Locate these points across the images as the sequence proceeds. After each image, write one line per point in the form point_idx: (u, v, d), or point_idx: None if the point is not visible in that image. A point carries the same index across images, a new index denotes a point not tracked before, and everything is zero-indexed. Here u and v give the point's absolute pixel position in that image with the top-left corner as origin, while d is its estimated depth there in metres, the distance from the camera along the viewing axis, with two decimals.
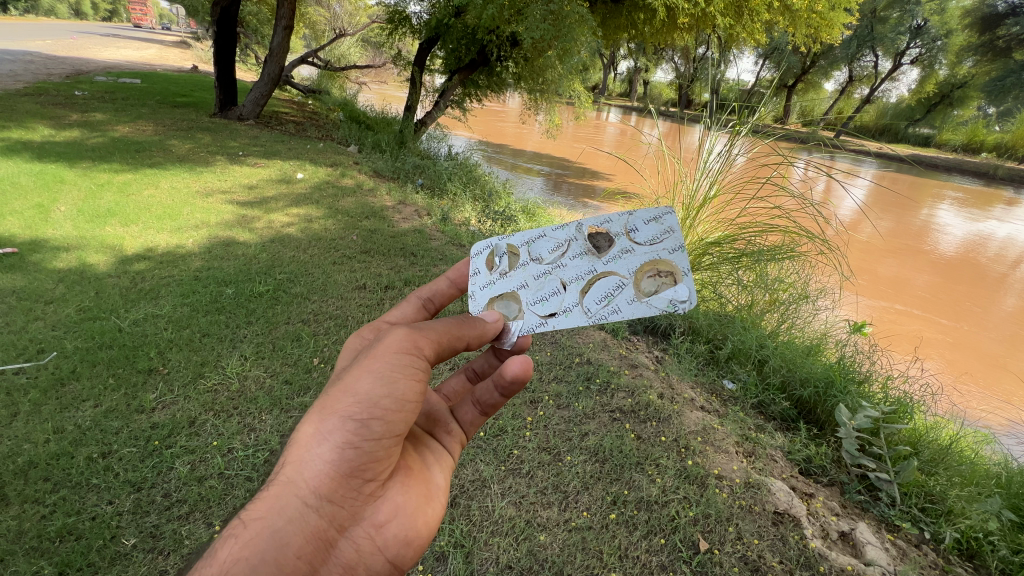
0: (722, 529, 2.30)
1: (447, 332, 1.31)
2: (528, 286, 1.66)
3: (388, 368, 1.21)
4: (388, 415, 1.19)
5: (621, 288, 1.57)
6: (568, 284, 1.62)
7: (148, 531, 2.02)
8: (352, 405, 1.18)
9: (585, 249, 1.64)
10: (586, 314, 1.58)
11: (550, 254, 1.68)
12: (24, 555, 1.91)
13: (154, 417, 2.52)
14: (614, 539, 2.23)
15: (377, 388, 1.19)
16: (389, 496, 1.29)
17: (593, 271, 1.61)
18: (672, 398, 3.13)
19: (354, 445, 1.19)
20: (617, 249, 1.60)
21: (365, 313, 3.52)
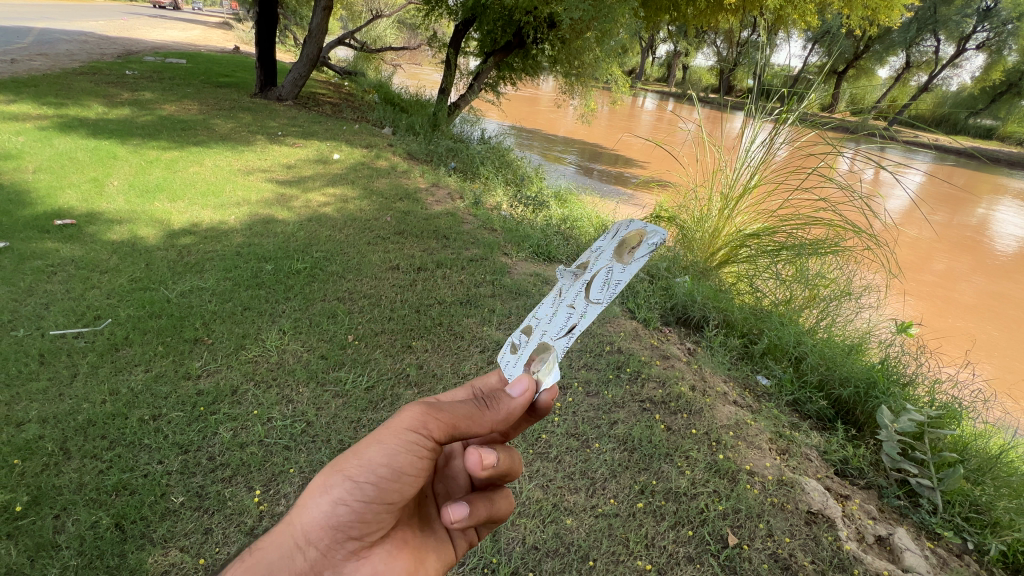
0: (753, 526, 2.26)
1: (460, 420, 1.14)
2: (547, 329, 1.29)
3: (393, 437, 1.09)
4: (385, 484, 1.08)
5: (610, 267, 1.22)
6: (573, 304, 1.27)
7: (195, 491, 2.12)
8: (352, 465, 1.08)
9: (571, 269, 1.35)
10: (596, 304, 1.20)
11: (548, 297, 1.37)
12: (84, 505, 2.02)
13: (200, 383, 2.64)
14: (641, 527, 2.22)
15: (379, 455, 1.07)
16: (374, 558, 1.09)
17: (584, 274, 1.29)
18: (704, 391, 3.09)
19: (348, 502, 1.08)
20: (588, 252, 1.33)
21: (398, 293, 3.61)
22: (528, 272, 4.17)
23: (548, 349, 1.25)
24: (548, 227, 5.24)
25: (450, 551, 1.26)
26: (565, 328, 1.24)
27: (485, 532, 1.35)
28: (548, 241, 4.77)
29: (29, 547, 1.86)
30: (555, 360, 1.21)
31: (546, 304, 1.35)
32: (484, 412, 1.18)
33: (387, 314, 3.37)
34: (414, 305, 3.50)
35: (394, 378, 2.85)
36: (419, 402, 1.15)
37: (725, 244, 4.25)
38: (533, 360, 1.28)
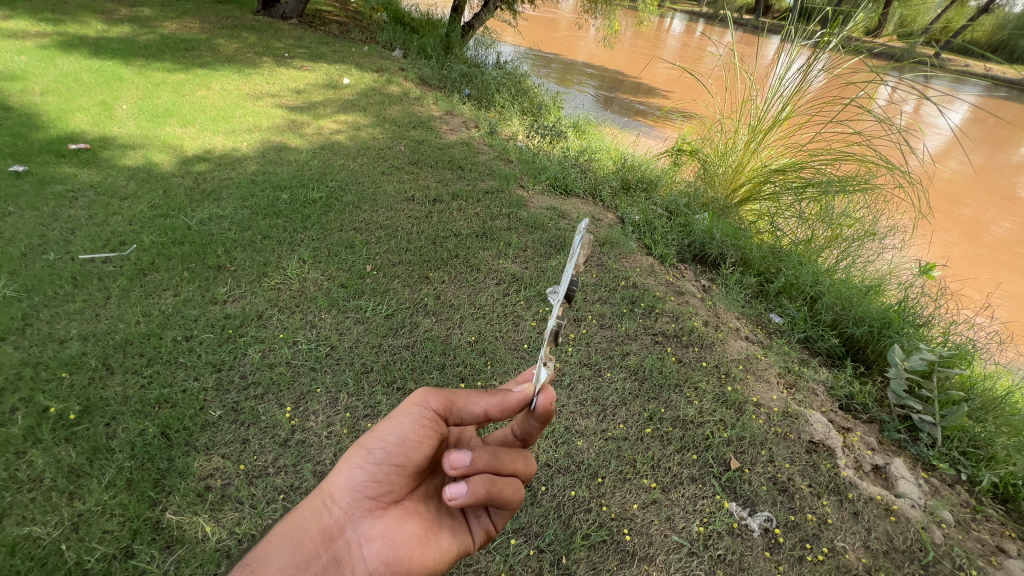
0: (755, 452, 2.38)
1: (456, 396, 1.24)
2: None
3: (399, 411, 1.20)
4: (392, 450, 1.16)
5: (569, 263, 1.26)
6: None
7: (231, 405, 2.26)
8: (367, 437, 1.19)
9: None
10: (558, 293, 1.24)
11: None
12: (132, 414, 2.15)
13: (227, 308, 2.74)
14: (648, 450, 2.34)
15: (388, 427, 1.18)
16: (387, 520, 1.16)
17: None
18: (716, 326, 3.13)
19: (363, 468, 1.17)
20: None
21: (414, 225, 3.60)
22: (544, 206, 4.11)
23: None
24: (566, 159, 5.07)
25: (466, 534, 1.24)
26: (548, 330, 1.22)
27: (503, 521, 1.29)
28: (566, 174, 4.64)
29: (86, 449, 1.99)
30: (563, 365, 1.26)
31: None
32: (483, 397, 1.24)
33: (404, 245, 3.38)
34: (430, 237, 3.49)
35: (413, 307, 2.92)
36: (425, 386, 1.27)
37: (748, 179, 4.11)
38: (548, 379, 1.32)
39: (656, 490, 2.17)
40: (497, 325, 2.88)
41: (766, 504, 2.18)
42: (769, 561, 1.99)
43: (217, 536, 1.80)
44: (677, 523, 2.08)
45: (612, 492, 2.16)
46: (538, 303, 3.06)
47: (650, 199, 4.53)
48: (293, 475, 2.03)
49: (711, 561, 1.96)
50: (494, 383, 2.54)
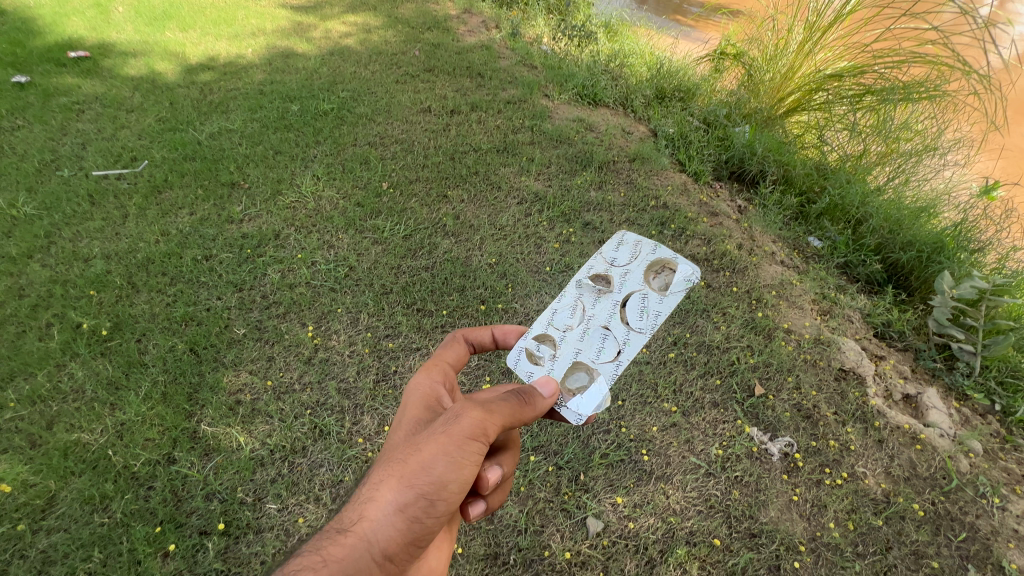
0: (782, 379, 2.32)
1: (509, 418, 1.14)
2: (581, 348, 1.51)
3: (460, 450, 1.07)
4: (456, 497, 1.07)
5: (647, 297, 1.57)
6: (609, 326, 1.55)
7: (254, 324, 2.29)
8: (423, 481, 1.04)
9: (596, 293, 1.60)
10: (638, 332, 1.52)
11: (575, 322, 1.56)
12: (161, 332, 2.19)
13: (244, 227, 2.69)
14: (671, 375, 2.30)
15: (450, 471, 1.06)
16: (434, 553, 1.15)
17: (615, 304, 1.58)
18: (751, 250, 2.95)
19: (419, 518, 1.04)
20: (617, 279, 1.62)
21: (432, 139, 3.38)
22: (570, 118, 3.79)
23: (591, 373, 1.47)
24: (596, 64, 4.60)
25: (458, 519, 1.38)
26: (609, 354, 1.50)
27: None
28: (595, 81, 4.22)
29: (120, 363, 2.05)
30: (599, 381, 1.46)
31: (574, 327, 1.55)
32: (526, 411, 1.18)
33: (421, 161, 3.20)
34: (448, 152, 3.29)
35: (431, 228, 2.81)
36: (473, 406, 1.11)
37: (797, 87, 3.65)
38: (567, 377, 1.48)
39: (676, 414, 2.16)
40: (519, 246, 2.77)
41: (788, 429, 2.15)
42: (786, 484, 1.99)
43: (250, 446, 1.88)
44: (696, 445, 2.08)
45: (631, 414, 2.16)
46: (562, 223, 2.92)
47: (686, 110, 4.14)
48: (318, 391, 2.09)
49: (728, 481, 1.98)
50: (515, 306, 2.48)
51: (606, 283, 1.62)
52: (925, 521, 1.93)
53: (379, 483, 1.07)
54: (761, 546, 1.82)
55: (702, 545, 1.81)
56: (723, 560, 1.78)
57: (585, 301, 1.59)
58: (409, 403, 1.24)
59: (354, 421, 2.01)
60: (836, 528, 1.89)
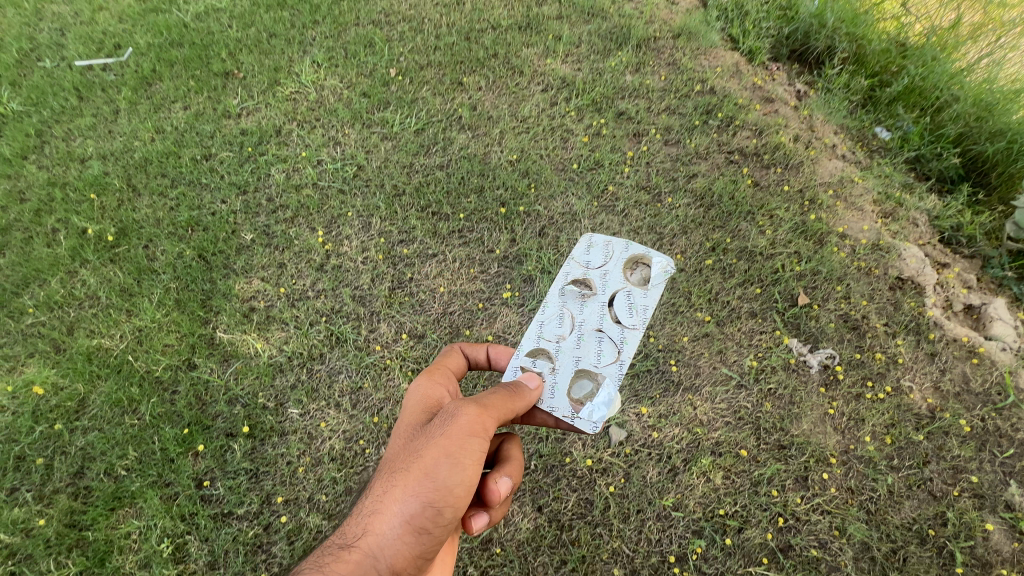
0: (829, 288, 2.11)
1: (504, 411, 1.09)
2: (580, 356, 1.39)
3: (463, 450, 1.00)
4: (463, 502, 0.99)
5: (631, 292, 1.47)
6: (602, 328, 1.42)
7: (262, 230, 2.17)
8: (427, 488, 0.97)
9: (580, 297, 1.47)
10: (633, 329, 1.42)
11: (568, 333, 1.42)
12: (167, 237, 2.10)
13: (242, 123, 2.46)
14: (707, 283, 2.10)
15: (454, 474, 0.98)
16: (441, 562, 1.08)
17: (603, 305, 1.46)
18: (809, 143, 2.57)
19: (427, 528, 0.97)
20: (596, 280, 1.51)
21: (444, 15, 2.93)
22: None
23: (595, 379, 1.36)
24: None
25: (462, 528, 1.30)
26: (609, 356, 1.39)
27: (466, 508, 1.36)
28: None
29: (131, 270, 1.99)
30: (606, 387, 1.34)
31: (566, 335, 1.42)
32: (517, 403, 1.14)
33: (433, 42, 2.80)
34: (463, 30, 2.86)
35: (445, 121, 2.52)
36: (468, 404, 1.05)
37: None
38: (571, 388, 1.35)
39: (709, 324, 2.01)
40: (543, 141, 2.47)
41: (831, 341, 1.99)
42: (823, 397, 1.88)
43: (268, 353, 1.86)
44: (728, 357, 1.95)
45: (661, 323, 2.01)
46: (592, 114, 2.57)
47: None
48: (333, 299, 2.01)
49: (760, 393, 1.88)
50: (538, 209, 2.27)
51: (587, 287, 1.50)
52: (970, 436, 1.82)
53: (383, 495, 1.00)
54: (790, 457, 1.76)
55: (728, 455, 1.76)
56: (749, 470, 1.74)
57: (569, 304, 1.46)
58: (407, 409, 1.14)
59: (370, 329, 1.96)
60: (872, 441, 1.80)
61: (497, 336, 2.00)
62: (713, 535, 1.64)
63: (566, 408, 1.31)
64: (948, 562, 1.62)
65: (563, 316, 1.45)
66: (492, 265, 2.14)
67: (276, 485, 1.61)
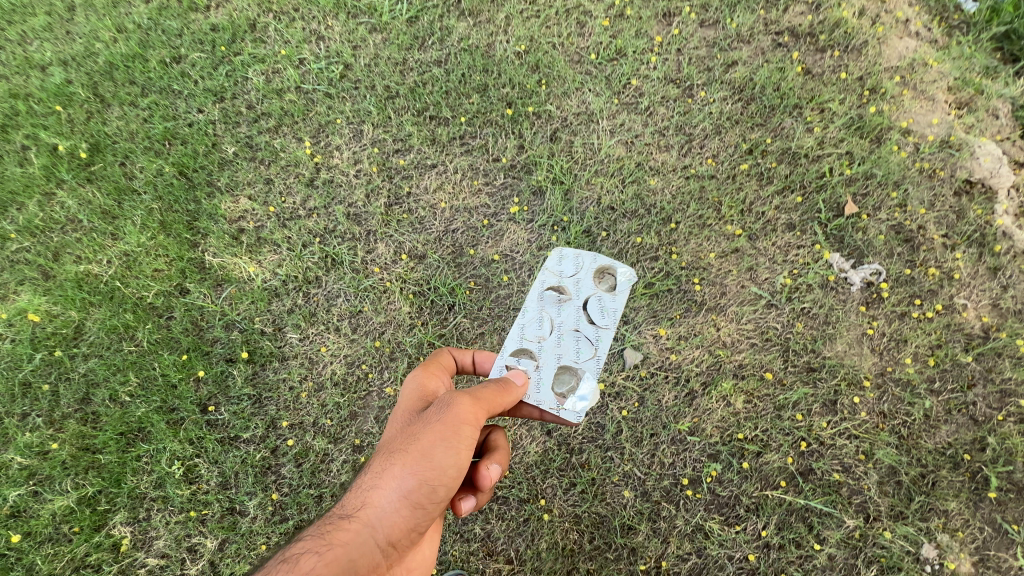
0: (883, 195, 1.84)
1: (495, 404, 1.06)
2: (559, 354, 1.36)
3: (458, 435, 0.96)
4: (457, 484, 0.96)
5: (603, 295, 1.42)
6: (579, 328, 1.39)
7: (245, 142, 1.97)
8: (422, 467, 0.94)
9: (554, 301, 1.42)
10: (608, 326, 1.39)
11: (546, 333, 1.38)
12: (144, 153, 1.93)
13: (211, 17, 2.14)
14: (740, 191, 1.85)
15: (449, 456, 0.95)
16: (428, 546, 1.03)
17: (578, 307, 1.41)
18: (878, 15, 2.07)
19: (422, 506, 0.93)
20: (569, 285, 1.45)
21: None
22: None
23: (576, 374, 1.35)
24: None
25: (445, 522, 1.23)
26: (587, 352, 1.36)
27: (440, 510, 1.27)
28: None
29: (109, 190, 1.85)
30: (587, 382, 1.33)
31: (545, 336, 1.38)
32: (507, 397, 1.12)
33: None
34: None
35: (441, 5, 2.13)
36: (462, 393, 1.02)
37: None
38: (554, 383, 1.33)
39: (740, 239, 1.80)
40: (555, 26, 2.09)
41: (878, 255, 1.77)
42: (862, 317, 1.70)
43: (262, 277, 1.76)
44: (759, 274, 1.77)
45: (685, 239, 1.81)
46: None
47: None
48: (325, 217, 1.86)
49: (792, 313, 1.71)
50: (549, 109, 1.98)
51: (560, 292, 1.44)
52: None
53: (379, 473, 0.97)
54: (819, 381, 1.64)
55: (751, 379, 1.64)
56: (773, 394, 1.63)
57: (547, 306, 1.42)
58: (402, 399, 1.11)
59: (368, 250, 1.82)
60: (913, 364, 1.65)
61: (505, 255, 1.82)
62: (730, 459, 1.57)
63: (550, 403, 1.30)
64: (980, 487, 1.53)
65: (539, 321, 1.40)
66: (497, 176, 1.92)
67: (280, 410, 1.59)
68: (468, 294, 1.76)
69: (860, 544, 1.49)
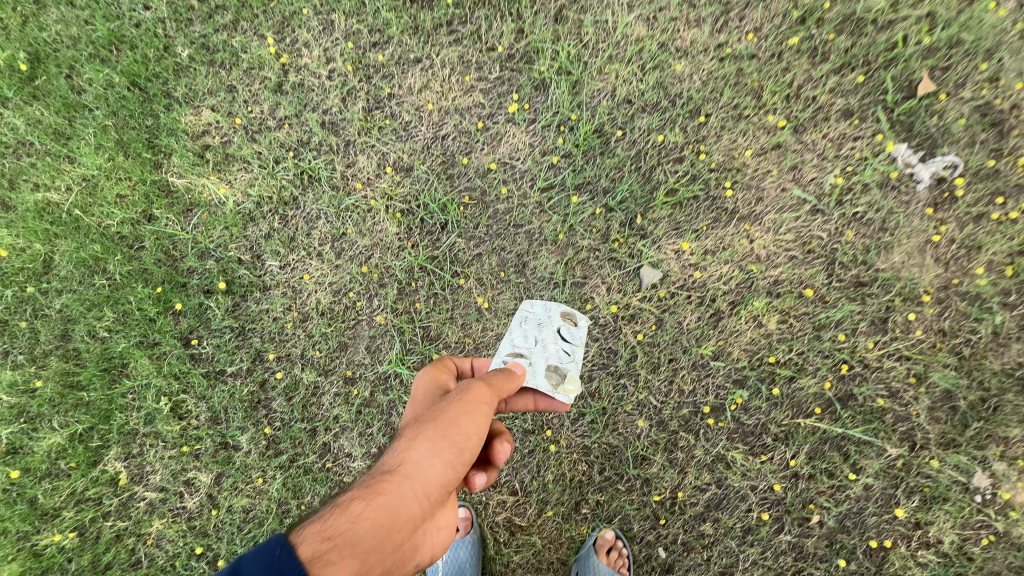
0: (970, 67, 1.44)
1: (508, 386, 1.01)
2: (543, 357, 1.26)
3: (482, 407, 0.91)
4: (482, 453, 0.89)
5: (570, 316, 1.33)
6: (557, 336, 1.29)
7: (200, 44, 1.68)
8: (452, 432, 0.86)
9: (529, 319, 1.31)
10: (582, 335, 1.30)
11: (529, 340, 1.27)
12: (89, 62, 1.67)
13: None
14: (788, 72, 1.51)
15: (476, 425, 0.88)
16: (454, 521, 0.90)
17: (553, 320, 1.31)
18: None
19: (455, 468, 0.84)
20: (540, 311, 1.32)
21: None
22: None
23: (561, 373, 1.24)
24: None
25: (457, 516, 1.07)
26: (568, 352, 1.27)
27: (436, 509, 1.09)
28: None
29: (58, 107, 1.64)
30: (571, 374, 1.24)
31: (526, 342, 1.27)
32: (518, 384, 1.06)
33: None
34: None
35: None
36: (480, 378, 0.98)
37: None
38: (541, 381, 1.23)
39: (784, 131, 1.49)
40: None
41: (957, 144, 1.44)
42: (928, 221, 1.42)
43: (233, 200, 1.58)
44: (804, 174, 1.48)
45: (716, 135, 1.52)
46: None
47: None
48: (298, 127, 1.63)
49: (842, 219, 1.45)
50: None
51: (533, 311, 1.32)
52: None
53: (410, 434, 0.88)
54: (868, 297, 1.42)
55: (787, 296, 1.43)
56: (813, 312, 1.42)
57: (532, 316, 1.32)
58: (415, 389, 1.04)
59: (347, 164, 1.60)
60: (986, 274, 1.39)
61: (503, 164, 1.57)
62: (758, 385, 1.41)
63: (543, 389, 1.22)
64: None
65: (517, 335, 1.28)
66: (492, 69, 1.61)
67: (265, 342, 1.49)
68: (461, 211, 1.55)
69: (901, 474, 1.35)
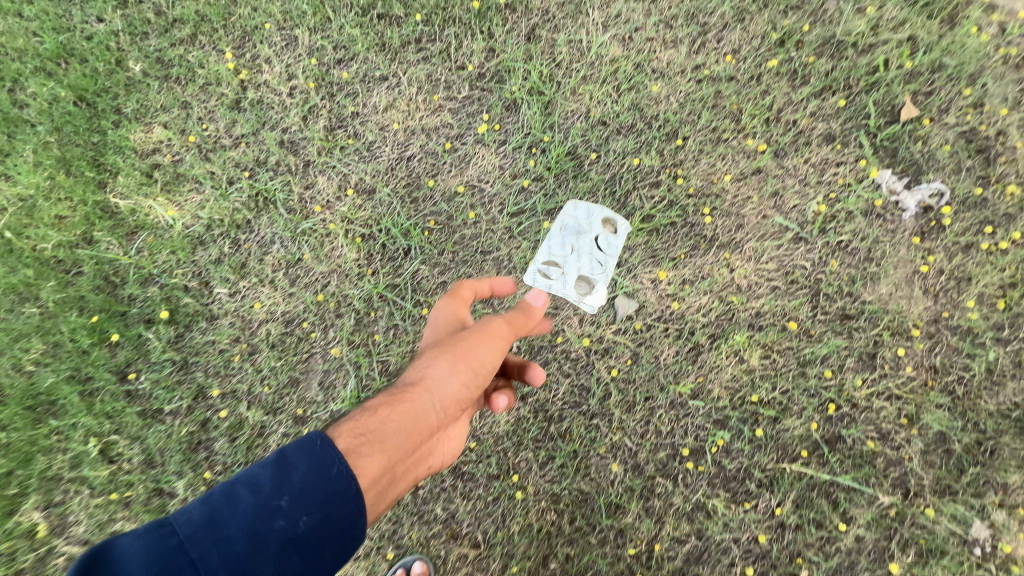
0: (953, 92, 1.39)
1: (529, 322, 1.04)
2: (577, 267, 1.41)
3: (500, 336, 0.96)
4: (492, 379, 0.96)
5: (608, 233, 1.42)
6: (591, 253, 1.42)
7: (155, 58, 1.59)
8: (471, 354, 0.93)
9: (568, 230, 1.44)
10: (616, 257, 1.41)
11: (566, 253, 1.42)
12: (33, 76, 1.57)
13: None
14: (767, 95, 1.45)
15: (493, 353, 0.95)
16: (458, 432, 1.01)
17: (590, 237, 1.42)
18: None
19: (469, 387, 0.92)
20: (580, 219, 1.44)
21: None
22: None
23: (591, 283, 1.40)
24: None
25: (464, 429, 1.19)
26: (599, 269, 1.41)
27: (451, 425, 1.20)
28: None
29: None
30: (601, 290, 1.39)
31: (563, 256, 1.42)
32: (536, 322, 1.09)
33: None
34: None
35: None
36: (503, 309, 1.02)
37: None
38: (573, 288, 1.41)
39: (764, 156, 1.43)
40: None
41: (942, 171, 1.38)
42: (915, 251, 1.36)
43: (182, 223, 1.48)
44: (785, 201, 1.41)
45: (695, 158, 1.45)
46: None
47: None
48: (255, 146, 1.54)
49: (826, 248, 1.38)
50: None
51: (573, 221, 1.44)
52: None
53: (432, 353, 0.94)
54: (856, 331, 1.33)
55: (770, 330, 1.35)
56: (797, 347, 1.34)
57: (573, 220, 1.44)
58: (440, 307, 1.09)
59: (306, 185, 1.51)
60: (977, 308, 1.31)
61: (471, 187, 1.49)
62: (740, 426, 1.31)
63: (571, 299, 1.40)
64: None
65: (554, 249, 1.42)
66: (461, 88, 1.54)
67: (209, 377, 1.37)
68: (426, 236, 1.45)
69: (894, 524, 1.25)
